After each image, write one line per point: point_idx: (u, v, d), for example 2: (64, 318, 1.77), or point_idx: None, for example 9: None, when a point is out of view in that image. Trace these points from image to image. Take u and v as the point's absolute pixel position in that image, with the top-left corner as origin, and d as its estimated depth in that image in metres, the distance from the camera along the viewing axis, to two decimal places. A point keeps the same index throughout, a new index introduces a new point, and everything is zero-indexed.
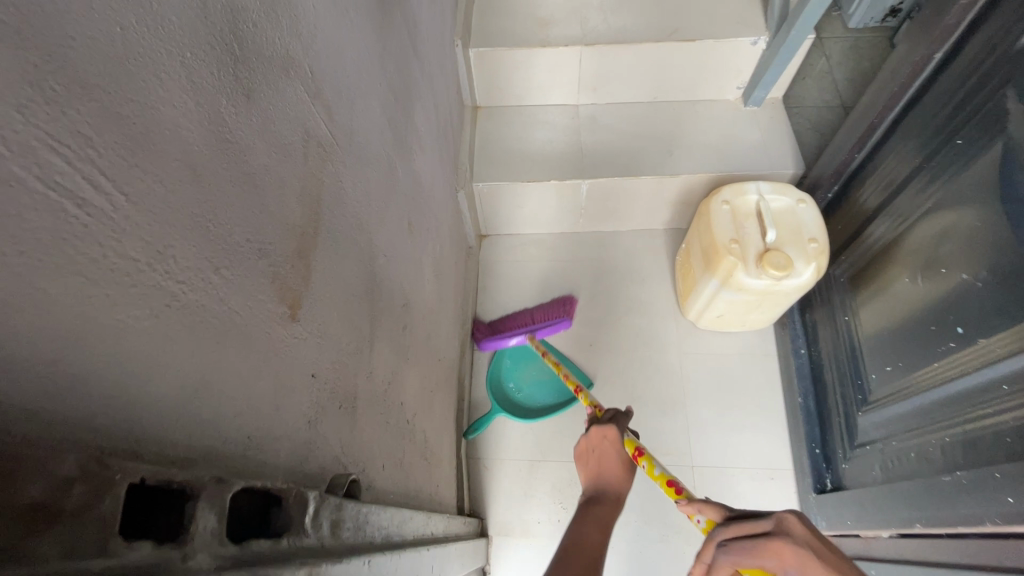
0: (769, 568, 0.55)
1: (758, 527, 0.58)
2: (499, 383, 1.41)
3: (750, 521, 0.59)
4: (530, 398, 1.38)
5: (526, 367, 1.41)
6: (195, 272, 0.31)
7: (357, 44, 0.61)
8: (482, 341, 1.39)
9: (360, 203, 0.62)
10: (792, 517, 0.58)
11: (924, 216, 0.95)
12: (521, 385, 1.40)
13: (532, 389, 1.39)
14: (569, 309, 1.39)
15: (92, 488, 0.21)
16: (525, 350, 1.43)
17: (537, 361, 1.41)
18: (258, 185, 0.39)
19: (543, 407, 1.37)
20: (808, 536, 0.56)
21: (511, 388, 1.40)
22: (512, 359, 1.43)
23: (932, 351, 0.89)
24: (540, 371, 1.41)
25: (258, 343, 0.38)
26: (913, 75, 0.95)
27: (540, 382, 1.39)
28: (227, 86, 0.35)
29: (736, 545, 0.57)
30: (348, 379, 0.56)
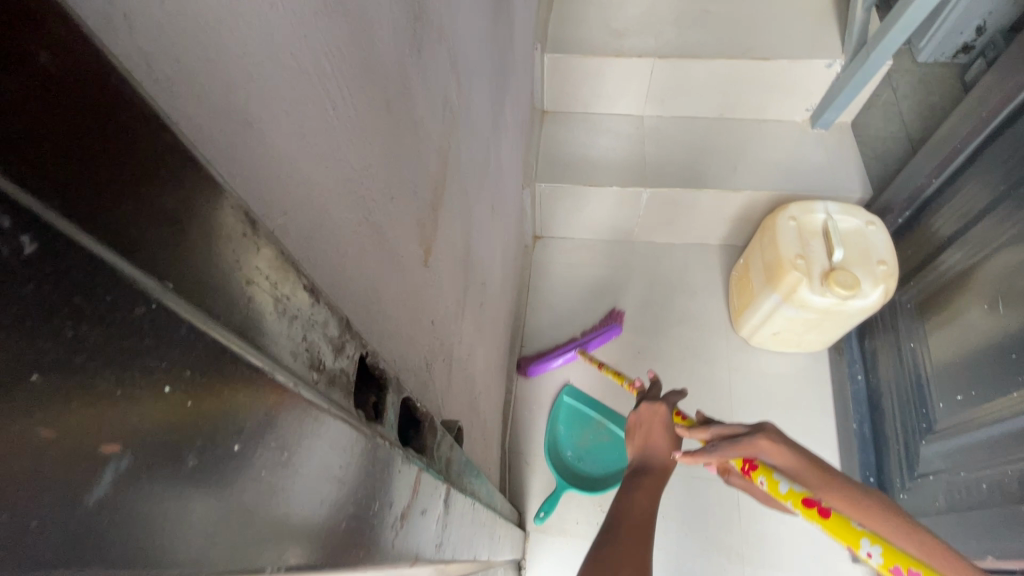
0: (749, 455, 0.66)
1: (743, 427, 0.71)
2: (558, 453, 1.34)
3: (730, 425, 0.73)
4: (591, 466, 1.32)
5: (582, 431, 1.35)
6: (382, 197, 0.34)
7: (479, 24, 0.64)
8: (527, 367, 1.40)
9: (467, 175, 0.65)
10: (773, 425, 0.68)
11: (1007, 242, 0.93)
12: (580, 452, 1.33)
13: (593, 458, 1.32)
14: (614, 315, 1.48)
15: (345, 337, 0.23)
16: (579, 414, 1.37)
17: (592, 423, 1.36)
18: (418, 133, 0.42)
19: (606, 474, 1.31)
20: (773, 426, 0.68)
21: (569, 456, 1.33)
22: (565, 426, 1.36)
23: (1010, 380, 0.87)
24: (597, 434, 1.35)
25: (407, 278, 0.41)
26: (1003, 101, 0.95)
27: (598, 446, 1.33)
28: (411, 36, 0.39)
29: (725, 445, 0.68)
30: (449, 336, 0.58)
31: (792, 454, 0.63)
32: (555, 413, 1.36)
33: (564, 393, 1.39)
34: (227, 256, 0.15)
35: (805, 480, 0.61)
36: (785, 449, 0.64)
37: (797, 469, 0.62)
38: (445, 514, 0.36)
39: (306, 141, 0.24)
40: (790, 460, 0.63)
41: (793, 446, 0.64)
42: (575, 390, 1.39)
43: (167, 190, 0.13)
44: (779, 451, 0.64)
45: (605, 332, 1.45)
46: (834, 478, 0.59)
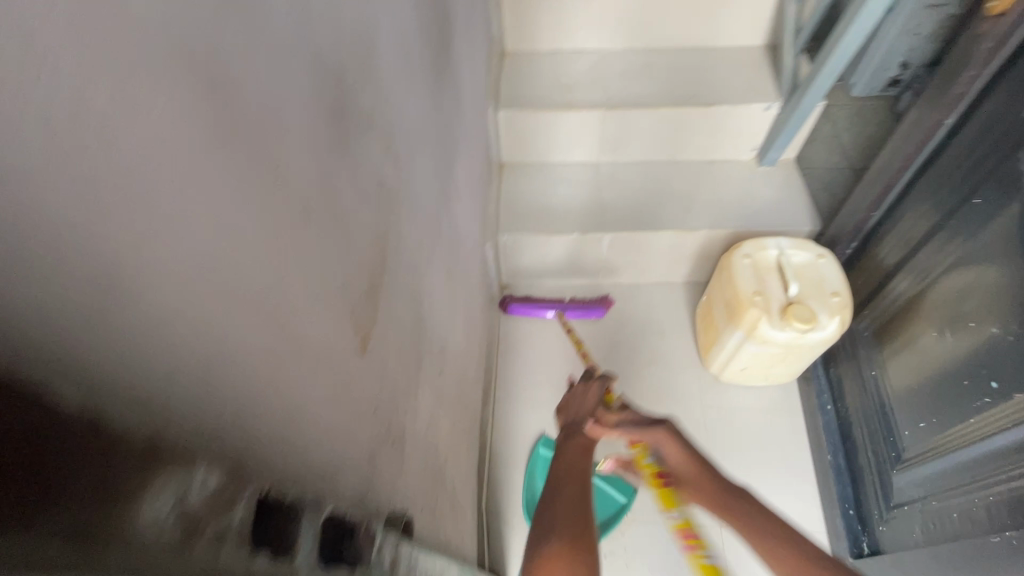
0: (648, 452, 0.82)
1: (651, 417, 0.85)
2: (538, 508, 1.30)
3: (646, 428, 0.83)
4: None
5: None
6: (301, 302, 0.34)
7: (418, 103, 0.66)
8: (511, 305, 1.56)
9: (414, 247, 0.65)
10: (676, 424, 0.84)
11: (948, 270, 0.97)
12: None
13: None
14: (603, 300, 1.57)
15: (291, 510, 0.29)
16: None
17: None
18: (346, 226, 0.42)
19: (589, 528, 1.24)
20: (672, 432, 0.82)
21: None
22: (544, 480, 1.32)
23: (966, 407, 0.89)
24: None
25: (339, 375, 0.40)
26: (924, 140, 1.00)
27: None
28: (331, 137, 0.39)
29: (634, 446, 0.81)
30: (399, 417, 0.57)
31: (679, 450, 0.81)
32: (531, 466, 1.34)
33: (540, 445, 1.38)
34: (158, 496, 0.22)
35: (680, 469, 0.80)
36: (677, 446, 0.81)
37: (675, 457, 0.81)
38: None
39: (190, 277, 0.24)
40: (673, 452, 0.81)
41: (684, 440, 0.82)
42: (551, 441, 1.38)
43: (87, 475, 0.19)
44: (671, 445, 0.82)
45: (587, 310, 1.56)
46: (705, 471, 0.79)
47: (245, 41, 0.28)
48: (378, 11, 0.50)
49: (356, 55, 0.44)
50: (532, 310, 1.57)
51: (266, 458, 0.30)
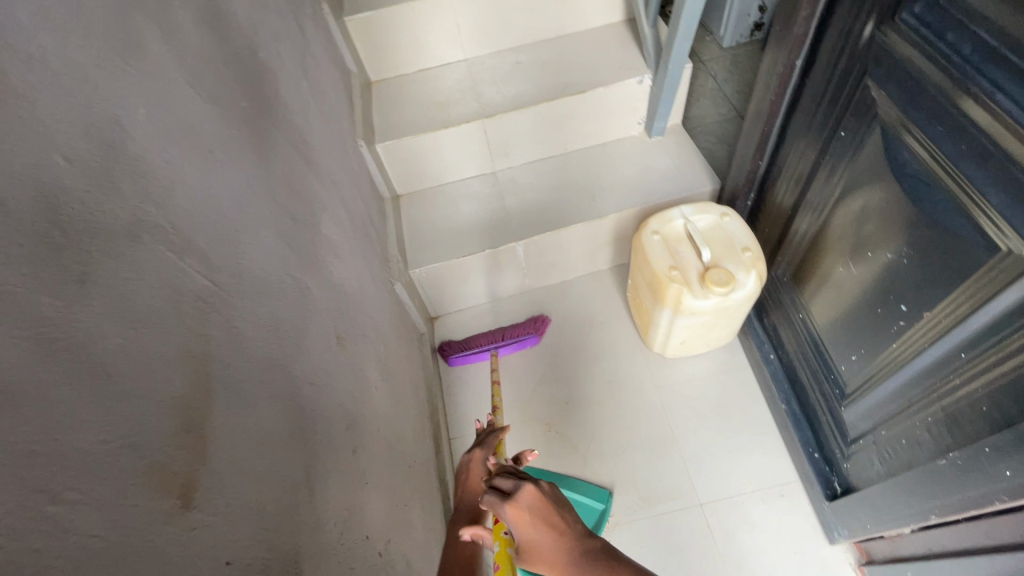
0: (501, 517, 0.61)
1: (509, 483, 0.64)
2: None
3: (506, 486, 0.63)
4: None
5: None
6: (18, 513, 0.27)
7: (233, 180, 0.59)
8: (450, 357, 1.46)
9: (268, 338, 0.57)
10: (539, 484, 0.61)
11: (837, 203, 0.98)
12: None
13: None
14: (538, 324, 1.48)
15: None
16: None
17: None
18: (111, 374, 0.35)
19: None
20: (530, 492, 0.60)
21: None
22: None
23: (886, 332, 0.90)
24: None
25: (135, 559, 0.33)
26: (782, 85, 1.01)
27: None
28: (45, 282, 0.32)
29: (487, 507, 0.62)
30: (283, 541, 0.49)
31: (530, 522, 0.58)
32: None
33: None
34: None
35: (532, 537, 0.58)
36: (528, 516, 0.58)
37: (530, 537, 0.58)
38: None
39: None
40: (524, 527, 0.58)
41: (548, 510, 0.59)
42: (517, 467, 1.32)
43: None
44: (523, 518, 0.59)
45: (523, 340, 1.46)
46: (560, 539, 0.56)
47: None
48: (119, 102, 0.42)
49: (83, 166, 0.37)
50: (471, 358, 1.46)
51: None
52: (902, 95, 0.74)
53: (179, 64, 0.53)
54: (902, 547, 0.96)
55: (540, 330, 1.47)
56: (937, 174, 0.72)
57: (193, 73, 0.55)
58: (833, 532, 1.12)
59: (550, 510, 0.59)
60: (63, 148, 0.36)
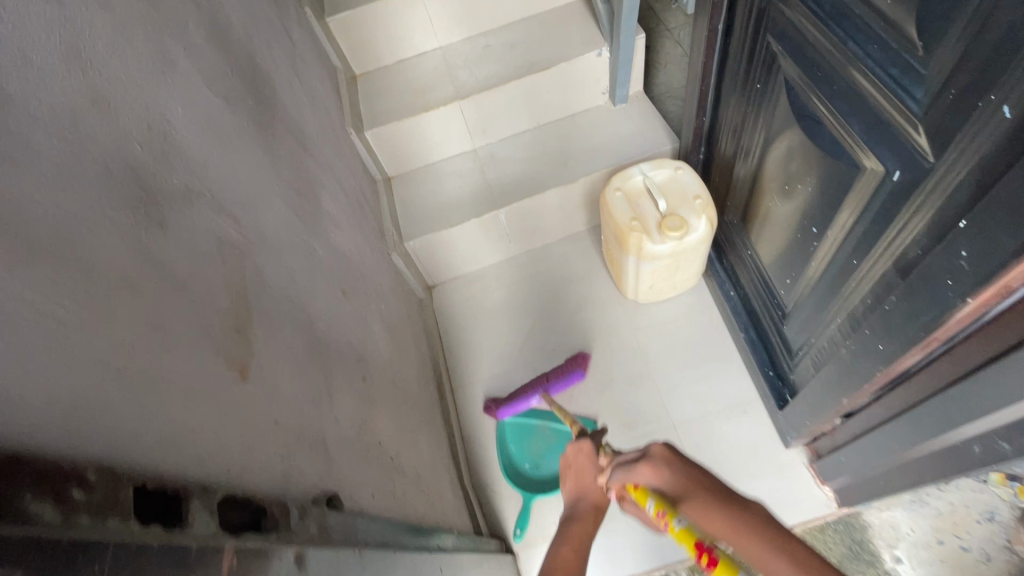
0: (643, 480, 0.70)
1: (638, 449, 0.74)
2: (518, 470, 1.42)
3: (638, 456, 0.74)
4: (549, 468, 1.40)
5: (531, 441, 1.44)
6: (153, 353, 0.43)
7: (246, 160, 0.75)
8: (499, 410, 1.44)
9: (285, 281, 0.74)
10: (664, 443, 0.72)
11: (765, 147, 1.12)
12: (536, 460, 1.42)
13: (548, 460, 1.41)
14: (579, 359, 1.47)
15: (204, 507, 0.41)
16: (523, 427, 1.46)
17: (537, 430, 1.45)
18: (187, 285, 0.51)
19: None
20: (663, 452, 0.70)
21: (528, 468, 1.42)
22: (515, 443, 1.45)
23: (806, 254, 1.05)
24: (544, 438, 1.44)
25: (218, 399, 0.50)
26: (711, 46, 1.14)
27: (550, 447, 1.42)
28: (142, 221, 0.48)
29: (621, 473, 0.74)
30: (313, 421, 0.66)
31: (670, 471, 0.68)
32: (501, 435, 1.46)
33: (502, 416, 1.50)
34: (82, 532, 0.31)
35: (680, 489, 0.66)
36: (665, 467, 0.68)
37: (676, 485, 0.66)
38: (303, 570, 0.45)
39: (19, 360, 0.33)
40: (667, 480, 0.67)
41: (678, 460, 0.69)
42: (514, 409, 1.48)
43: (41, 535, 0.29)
44: (660, 470, 0.69)
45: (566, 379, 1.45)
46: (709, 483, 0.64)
47: (11, 177, 0.36)
48: (164, 102, 0.58)
49: (149, 147, 0.53)
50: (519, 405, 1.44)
51: (156, 469, 0.40)
52: (794, 49, 0.88)
53: (198, 72, 0.69)
54: (838, 438, 1.13)
55: (584, 364, 1.47)
56: (824, 114, 0.86)
57: (209, 78, 0.71)
58: (787, 437, 1.29)
59: (684, 460, 0.68)
60: (137, 136, 0.52)
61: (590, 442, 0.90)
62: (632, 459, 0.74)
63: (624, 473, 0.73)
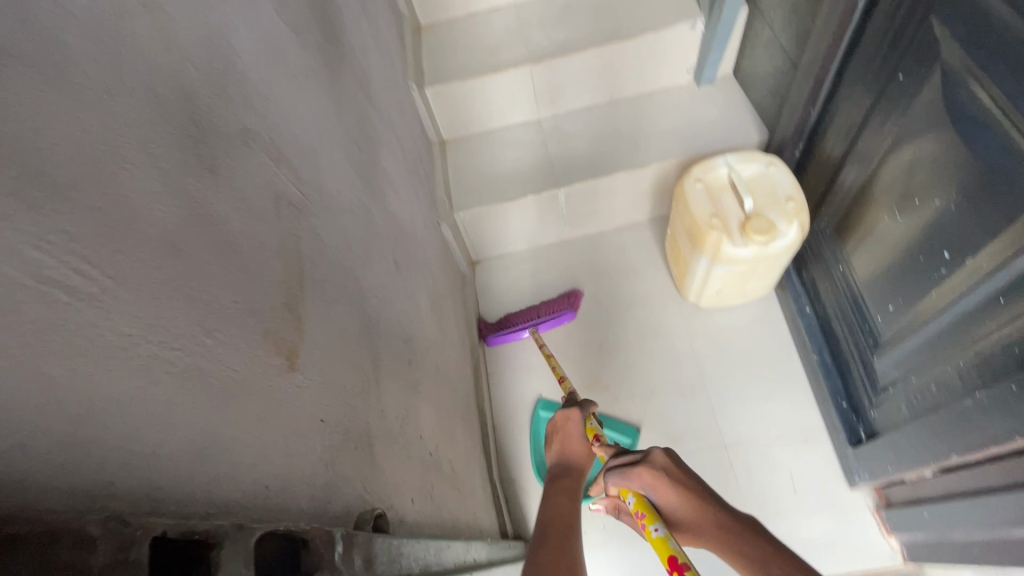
0: (637, 485, 0.70)
1: (633, 454, 0.73)
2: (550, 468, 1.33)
3: (632, 457, 0.73)
4: None
5: None
6: (189, 339, 0.34)
7: (311, 103, 0.64)
8: (489, 337, 1.48)
9: (342, 249, 0.64)
10: (663, 452, 0.71)
11: (888, 151, 0.96)
12: None
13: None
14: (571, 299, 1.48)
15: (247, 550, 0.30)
16: None
17: None
18: (237, 249, 0.41)
19: None
20: (666, 462, 0.70)
21: None
22: None
23: (925, 281, 0.90)
24: None
25: (262, 396, 0.40)
26: (843, 25, 0.98)
27: None
28: (189, 165, 0.38)
29: (617, 472, 0.72)
30: (359, 418, 0.57)
31: (671, 486, 0.67)
32: (535, 430, 1.37)
33: (538, 408, 1.40)
34: None
35: (679, 507, 0.67)
36: (666, 480, 0.68)
37: (672, 500, 0.67)
38: None
39: (7, 350, 0.23)
40: (666, 494, 0.67)
41: (677, 471, 0.69)
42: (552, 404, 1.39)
43: None
44: (661, 484, 0.68)
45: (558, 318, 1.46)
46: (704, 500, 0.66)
47: (23, 87, 0.26)
48: (227, 20, 0.48)
49: (206, 73, 0.43)
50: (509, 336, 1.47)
51: (179, 495, 0.30)
52: (967, 35, 0.73)
53: None
54: (924, 491, 1.00)
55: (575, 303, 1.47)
56: (995, 119, 0.71)
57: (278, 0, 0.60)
58: (854, 477, 1.16)
59: (681, 473, 0.68)
60: (193, 57, 0.41)
61: (582, 411, 0.86)
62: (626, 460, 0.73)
63: (622, 475, 0.71)
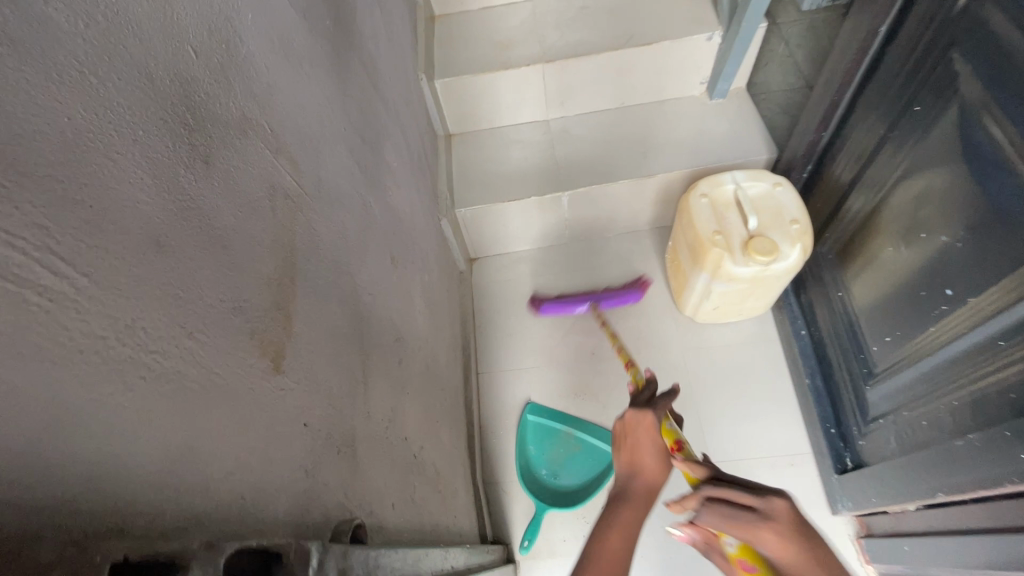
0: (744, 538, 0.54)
1: (745, 497, 0.56)
2: (534, 474, 1.32)
3: (737, 491, 0.57)
4: (568, 480, 1.30)
5: (553, 447, 1.35)
6: (169, 341, 0.32)
7: (316, 92, 0.62)
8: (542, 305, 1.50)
9: (338, 245, 0.63)
10: (783, 499, 0.54)
11: (898, 182, 0.95)
12: (554, 469, 1.32)
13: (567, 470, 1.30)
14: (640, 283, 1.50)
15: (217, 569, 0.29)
16: (547, 430, 1.36)
17: (562, 436, 1.35)
18: (226, 244, 0.40)
19: (583, 485, 1.29)
20: (790, 516, 0.53)
21: (545, 475, 1.32)
22: (536, 445, 1.35)
23: (926, 316, 0.89)
24: (567, 446, 1.34)
25: (243, 400, 0.39)
26: (862, 51, 0.96)
27: (571, 457, 1.33)
28: (183, 155, 0.36)
29: (716, 510, 0.57)
30: (344, 420, 0.56)
31: (798, 551, 0.52)
32: (522, 434, 1.36)
33: (527, 412, 1.38)
34: None
35: None
36: (789, 544, 0.52)
37: (799, 574, 0.51)
38: None
39: None
40: (789, 561, 0.52)
41: (804, 533, 0.53)
42: (539, 408, 1.38)
43: None
44: (784, 545, 0.52)
45: (623, 296, 1.48)
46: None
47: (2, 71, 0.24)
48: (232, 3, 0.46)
49: (206, 58, 0.41)
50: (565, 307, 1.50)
51: (144, 509, 0.29)
52: (989, 72, 0.71)
53: None
54: (906, 524, 1.00)
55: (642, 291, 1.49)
56: (1010, 160, 0.70)
57: None
58: (838, 504, 1.16)
59: (808, 538, 0.52)
60: (193, 40, 0.39)
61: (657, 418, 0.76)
62: (737, 503, 0.56)
63: (731, 519, 0.55)
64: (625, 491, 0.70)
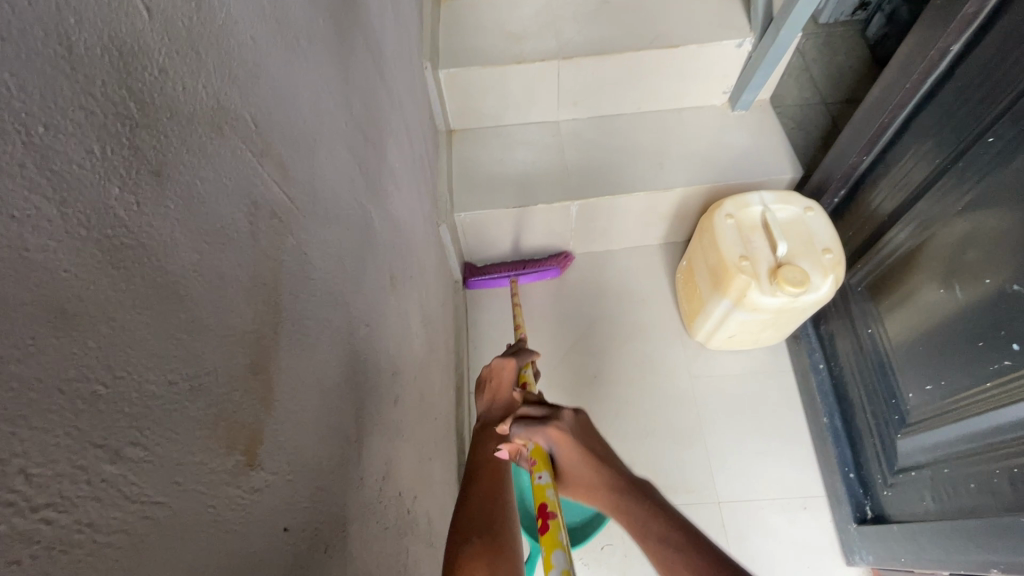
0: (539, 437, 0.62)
1: (540, 408, 0.65)
2: None
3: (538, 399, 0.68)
4: None
5: None
6: (73, 478, 0.20)
7: (315, 77, 0.50)
8: (470, 281, 1.43)
9: (333, 272, 0.50)
10: (571, 411, 0.65)
11: (954, 218, 0.87)
12: None
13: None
14: (559, 258, 1.46)
15: None
16: None
17: None
18: (183, 296, 0.27)
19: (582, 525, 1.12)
20: (573, 420, 0.64)
21: None
22: None
23: (981, 370, 0.82)
24: None
25: (199, 528, 0.26)
26: (926, 71, 0.88)
27: None
28: (119, 166, 0.24)
29: (522, 424, 0.63)
30: (334, 503, 0.43)
31: (573, 441, 0.61)
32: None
33: None
34: None
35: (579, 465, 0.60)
36: (569, 436, 0.61)
37: (571, 456, 0.61)
38: None
39: None
40: (566, 448, 0.61)
41: (581, 436, 0.63)
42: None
43: None
44: (563, 437, 0.62)
45: (544, 271, 1.45)
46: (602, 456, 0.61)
47: None
48: None
49: (164, 19, 0.28)
50: (490, 282, 1.44)
51: None
52: None
53: None
54: None
55: (563, 266, 1.47)
56: None
57: None
58: (854, 555, 1.10)
59: (585, 433, 0.63)
60: None
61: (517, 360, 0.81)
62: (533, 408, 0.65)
63: (524, 427, 0.62)
64: (490, 423, 0.72)
